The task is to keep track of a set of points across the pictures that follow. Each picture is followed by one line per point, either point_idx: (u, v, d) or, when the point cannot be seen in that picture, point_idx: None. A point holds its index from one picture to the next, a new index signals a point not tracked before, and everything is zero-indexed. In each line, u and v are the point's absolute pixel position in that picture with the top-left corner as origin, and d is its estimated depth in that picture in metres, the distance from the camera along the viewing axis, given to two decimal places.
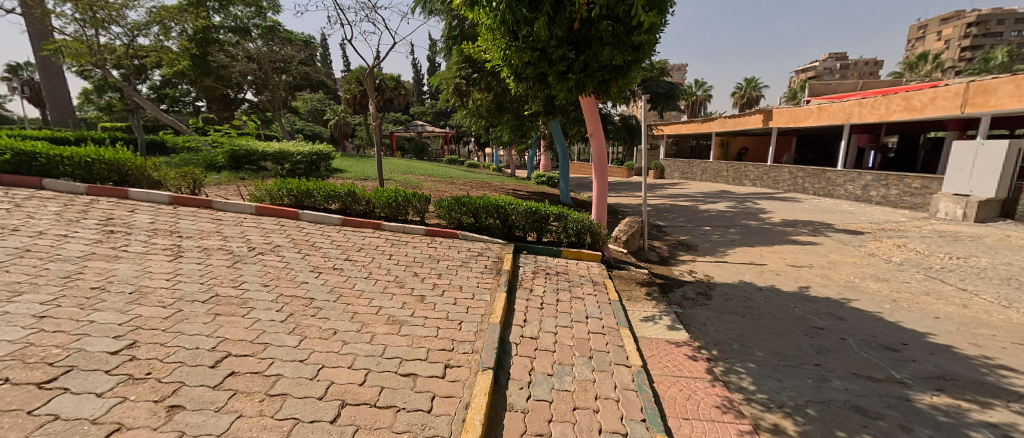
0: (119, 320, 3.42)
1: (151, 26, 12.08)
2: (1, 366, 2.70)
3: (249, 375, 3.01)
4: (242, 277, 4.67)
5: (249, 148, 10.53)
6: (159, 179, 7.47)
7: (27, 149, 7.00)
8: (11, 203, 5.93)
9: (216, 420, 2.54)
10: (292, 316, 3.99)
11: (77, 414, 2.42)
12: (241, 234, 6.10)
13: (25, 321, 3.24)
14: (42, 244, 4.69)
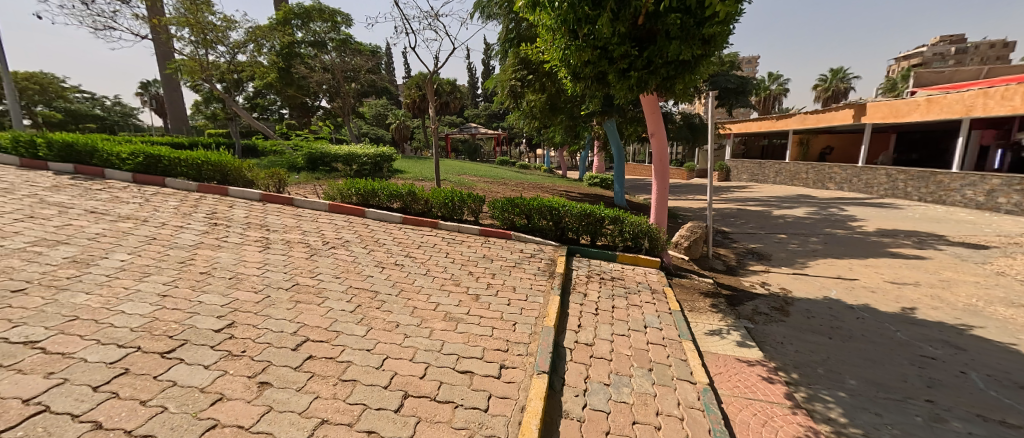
0: (220, 302, 3.89)
1: (248, 44, 13.57)
2: (135, 336, 3.19)
3: (324, 360, 3.27)
4: (318, 269, 5.10)
5: (325, 151, 11.45)
6: (252, 178, 8.38)
7: (154, 153, 8.20)
8: (141, 198, 7.00)
9: (297, 399, 2.79)
10: (360, 307, 4.29)
11: (189, 383, 2.78)
12: (316, 229, 6.66)
13: (152, 298, 3.81)
14: (164, 233, 5.48)
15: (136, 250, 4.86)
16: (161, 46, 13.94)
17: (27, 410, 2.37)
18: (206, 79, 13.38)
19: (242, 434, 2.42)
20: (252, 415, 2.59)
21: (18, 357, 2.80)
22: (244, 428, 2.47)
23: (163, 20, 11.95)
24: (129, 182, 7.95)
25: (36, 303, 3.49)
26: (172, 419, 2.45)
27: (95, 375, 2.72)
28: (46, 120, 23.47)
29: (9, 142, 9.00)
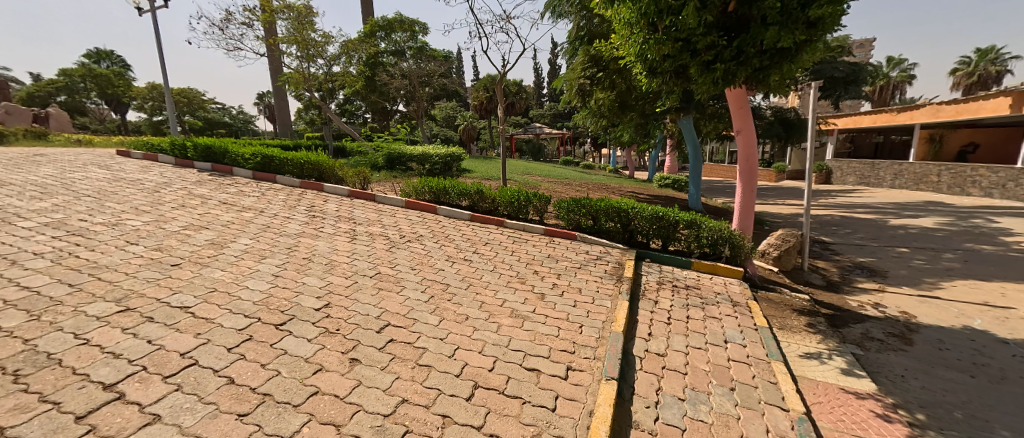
0: (319, 284, 4.34)
1: (341, 56, 14.92)
2: (256, 309, 3.68)
3: (404, 344, 3.49)
4: (397, 260, 5.45)
5: (402, 152, 12.15)
6: (342, 176, 9.16)
7: (268, 154, 9.38)
8: (258, 192, 8.06)
9: (382, 377, 3.00)
10: (432, 298, 4.51)
11: (296, 353, 3.13)
12: (395, 223, 7.12)
13: (267, 276, 4.38)
14: (276, 223, 6.24)
15: (256, 236, 5.58)
16: (272, 61, 15.90)
17: (183, 361, 2.84)
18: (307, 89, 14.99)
19: (339, 403, 2.67)
20: (346, 387, 2.84)
21: (174, 318, 3.37)
22: (340, 398, 2.72)
23: (275, 40, 13.63)
24: (249, 179, 9.19)
25: (188, 276, 4.18)
26: (285, 382, 2.78)
27: (227, 338, 3.18)
28: (189, 128, 27.97)
29: (167, 146, 10.96)
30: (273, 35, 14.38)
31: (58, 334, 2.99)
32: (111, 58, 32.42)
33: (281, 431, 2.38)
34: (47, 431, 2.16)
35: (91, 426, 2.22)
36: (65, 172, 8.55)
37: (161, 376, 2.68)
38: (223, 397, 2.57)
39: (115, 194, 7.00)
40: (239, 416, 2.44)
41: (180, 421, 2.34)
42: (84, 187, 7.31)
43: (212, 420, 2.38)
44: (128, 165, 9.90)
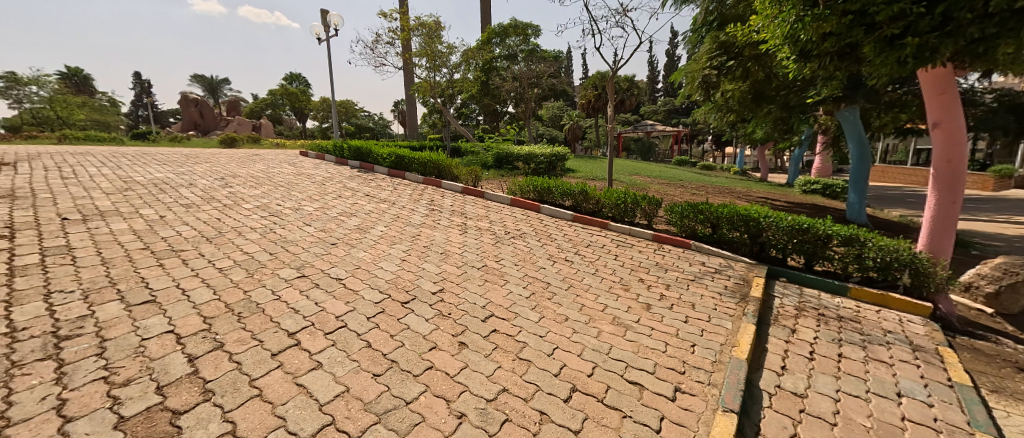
0: (435, 270, 4.59)
1: (461, 64, 15.85)
2: (389, 285, 4.10)
3: (505, 336, 3.46)
4: (504, 253, 5.50)
5: (510, 151, 12.28)
6: (456, 175, 9.56)
7: (399, 154, 10.42)
8: (391, 186, 8.97)
9: (485, 363, 3.05)
10: (532, 294, 4.35)
11: (417, 329, 3.39)
12: (502, 219, 7.19)
13: (397, 257, 4.83)
14: (404, 213, 6.80)
15: (388, 225, 6.06)
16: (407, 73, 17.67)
17: (338, 322, 3.35)
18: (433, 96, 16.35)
19: (449, 381, 2.81)
20: (454, 367, 2.97)
21: (333, 286, 3.95)
22: (450, 376, 2.87)
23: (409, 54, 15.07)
24: (384, 175, 10.31)
25: (339, 255, 4.69)
26: (407, 353, 3.06)
27: (367, 308, 3.64)
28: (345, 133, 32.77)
29: (332, 148, 13.12)
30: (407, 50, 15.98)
31: (261, 289, 3.77)
32: (299, 79, 39.45)
33: (403, 395, 2.62)
34: (253, 363, 2.75)
35: (280, 363, 2.79)
36: (267, 167, 10.73)
37: (324, 332, 3.20)
38: (364, 358, 2.94)
39: (298, 186, 8.31)
40: (374, 376, 2.77)
41: (334, 371, 2.78)
42: (278, 178, 9.00)
43: (355, 375, 2.76)
44: (306, 163, 12.06)
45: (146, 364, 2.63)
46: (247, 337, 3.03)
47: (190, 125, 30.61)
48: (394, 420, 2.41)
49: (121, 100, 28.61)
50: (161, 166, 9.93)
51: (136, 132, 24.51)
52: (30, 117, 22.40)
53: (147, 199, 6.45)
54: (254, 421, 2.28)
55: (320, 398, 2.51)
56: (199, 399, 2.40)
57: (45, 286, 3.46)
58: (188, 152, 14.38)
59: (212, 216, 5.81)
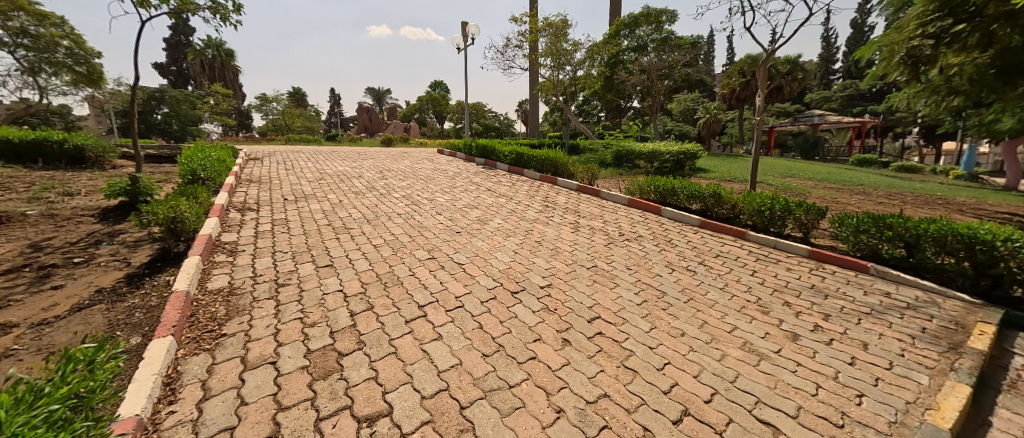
0: (544, 266, 4.28)
1: (585, 60, 14.98)
2: (501, 274, 3.95)
3: (611, 340, 2.96)
4: (618, 255, 4.90)
5: (631, 149, 11.22)
6: (574, 172, 9.08)
7: (520, 152, 10.51)
8: (509, 182, 9.00)
9: (587, 364, 2.66)
10: (644, 301, 3.70)
11: (523, 319, 3.15)
12: (616, 220, 6.56)
13: (511, 249, 4.67)
14: (520, 208, 6.69)
15: (505, 219, 5.90)
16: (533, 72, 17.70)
17: (457, 302, 3.29)
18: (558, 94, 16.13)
19: (550, 375, 2.52)
20: (556, 362, 2.65)
21: (456, 269, 3.95)
22: (551, 369, 2.58)
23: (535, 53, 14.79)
24: (504, 172, 10.48)
25: (461, 244, 4.68)
26: (513, 340, 2.85)
27: (482, 291, 3.54)
28: (475, 133, 34.44)
29: (463, 147, 14.05)
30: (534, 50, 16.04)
31: (400, 266, 3.91)
32: (441, 85, 42.86)
33: (507, 379, 2.46)
34: (392, 326, 2.89)
35: (411, 329, 2.86)
36: (411, 163, 11.87)
37: (445, 308, 3.19)
38: (476, 337, 2.84)
39: (435, 179, 8.88)
40: (484, 355, 2.65)
41: (450, 344, 2.74)
42: (420, 172, 9.83)
43: (468, 351, 2.68)
44: (441, 159, 13.05)
45: (323, 314, 2.99)
46: (391, 303, 3.20)
47: (363, 128, 35.61)
48: (497, 400, 2.28)
49: (313, 108, 35.22)
50: (334, 161, 11.82)
51: (331, 134, 30.14)
52: (266, 122, 27.26)
53: (331, 186, 7.69)
54: (389, 373, 2.41)
55: (438, 365, 2.52)
56: (354, 347, 2.63)
57: (272, 247, 4.23)
58: (359, 150, 16.93)
59: (369, 201, 6.55)
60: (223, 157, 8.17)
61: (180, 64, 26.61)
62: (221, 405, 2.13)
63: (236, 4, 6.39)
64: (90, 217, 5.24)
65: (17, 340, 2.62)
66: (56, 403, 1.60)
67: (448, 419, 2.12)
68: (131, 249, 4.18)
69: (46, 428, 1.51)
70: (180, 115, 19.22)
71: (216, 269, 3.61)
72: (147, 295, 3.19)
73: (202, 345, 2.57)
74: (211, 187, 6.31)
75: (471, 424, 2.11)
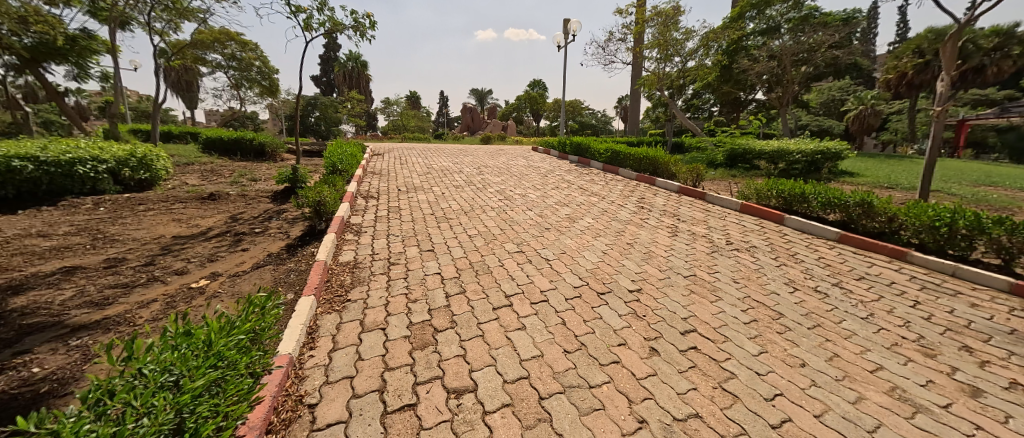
0: (635, 269, 3.47)
1: (699, 49, 12.84)
2: (588, 271, 3.44)
3: (706, 355, 2.27)
4: (731, 250, 3.95)
5: (747, 147, 9.06)
6: (675, 172, 7.61)
7: (617, 150, 9.68)
8: (604, 180, 8.34)
9: (677, 379, 2.08)
10: (755, 306, 2.82)
11: (608, 322, 2.61)
12: (723, 226, 4.83)
13: (600, 246, 4.08)
14: (616, 204, 6.06)
15: (597, 216, 5.30)
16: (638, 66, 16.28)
17: (542, 296, 2.96)
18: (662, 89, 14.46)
19: (634, 383, 2.05)
20: (642, 370, 2.14)
21: (544, 263, 3.61)
22: (635, 376, 2.09)
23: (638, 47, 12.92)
24: (598, 170, 9.76)
25: (550, 239, 4.31)
26: (596, 341, 2.39)
27: (570, 287, 3.13)
28: (570, 130, 33.41)
29: (558, 144, 13.75)
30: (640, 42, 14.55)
31: (492, 256, 3.78)
32: (541, 84, 42.64)
33: (588, 378, 2.08)
34: (481, 311, 2.72)
35: (496, 317, 2.65)
36: (507, 160, 11.92)
37: (530, 300, 2.89)
38: (558, 332, 2.48)
39: (528, 176, 8.80)
40: (565, 351, 2.29)
41: (532, 335, 2.45)
42: (514, 169, 9.76)
43: (549, 344, 2.36)
44: (535, 157, 12.90)
45: (423, 292, 3.00)
46: (481, 289, 3.06)
47: (466, 128, 37.85)
48: (577, 397, 1.95)
49: (424, 109, 37.92)
50: (440, 157, 12.47)
51: (438, 133, 32.14)
52: (388, 122, 30.03)
53: (435, 180, 8.07)
54: (477, 353, 2.25)
55: (521, 353, 2.26)
56: (446, 325, 2.53)
57: (387, 230, 4.50)
58: (461, 147, 17.66)
59: (468, 195, 6.66)
60: (356, 153, 9.09)
61: (327, 75, 30.90)
62: (346, 355, 2.22)
63: (374, 21, 6.95)
64: (266, 197, 6.14)
65: (219, 285, 3.07)
66: (242, 333, 1.81)
67: (527, 406, 1.89)
68: (289, 223, 4.75)
69: (236, 351, 1.69)
70: (324, 118, 22.31)
71: (346, 246, 3.93)
72: (300, 260, 3.54)
73: (335, 306, 2.76)
74: (347, 178, 7.00)
75: (550, 416, 1.83)
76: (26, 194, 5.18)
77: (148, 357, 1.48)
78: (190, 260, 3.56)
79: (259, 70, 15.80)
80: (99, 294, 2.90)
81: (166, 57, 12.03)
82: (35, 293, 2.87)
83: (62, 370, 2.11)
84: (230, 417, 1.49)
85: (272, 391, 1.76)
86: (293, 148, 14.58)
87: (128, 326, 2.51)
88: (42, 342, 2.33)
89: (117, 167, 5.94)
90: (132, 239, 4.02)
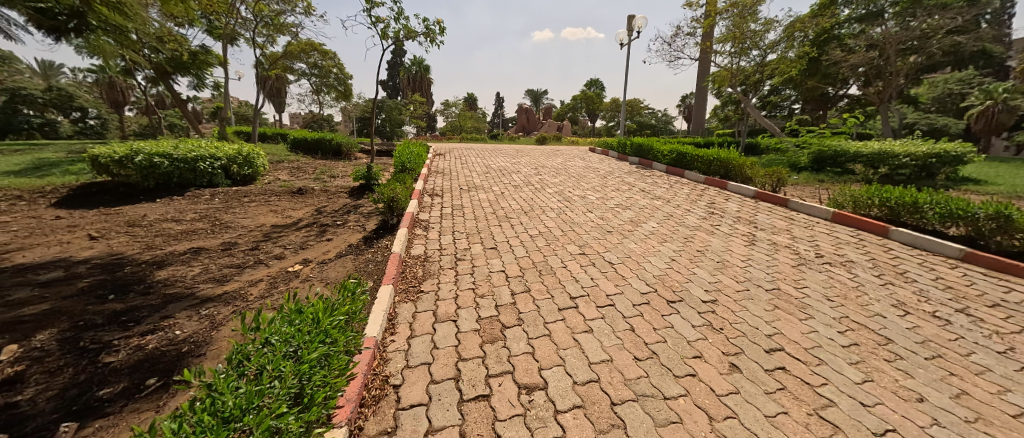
0: (708, 278, 3.28)
1: (783, 41, 11.73)
2: (656, 277, 3.30)
3: (798, 378, 2.08)
4: (821, 264, 3.57)
5: (839, 149, 8.11)
6: (750, 176, 7.04)
7: (682, 151, 9.16)
8: (668, 183, 7.95)
9: (764, 400, 1.93)
10: (854, 328, 2.54)
11: (681, 331, 2.50)
12: (812, 237, 4.38)
13: (669, 252, 3.90)
14: (683, 209, 5.75)
15: (662, 221, 5.05)
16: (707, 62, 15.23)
17: (608, 300, 2.89)
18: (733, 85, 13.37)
19: (713, 399, 1.95)
20: (723, 387, 2.02)
21: (608, 268, 3.51)
22: (714, 392, 1.98)
23: (710, 40, 11.85)
24: (662, 173, 9.31)
25: (612, 243, 4.19)
26: (669, 351, 2.30)
27: (637, 292, 3.02)
28: (627, 130, 32.30)
29: (616, 145, 13.37)
30: (710, 36, 13.58)
31: (554, 257, 3.77)
32: (598, 83, 41.55)
33: (662, 389, 2.00)
34: (546, 311, 2.72)
35: (562, 317, 2.64)
36: (563, 160, 11.81)
37: (596, 304, 2.84)
38: (627, 338, 2.41)
39: (586, 177, 8.63)
40: (636, 359, 2.22)
41: (600, 339, 2.41)
42: (571, 170, 9.65)
43: (619, 349, 2.31)
44: (592, 158, 12.68)
45: (490, 288, 3.08)
46: (545, 289, 3.07)
47: (521, 128, 37.99)
48: (651, 407, 1.89)
49: (481, 110, 38.75)
50: (496, 157, 12.66)
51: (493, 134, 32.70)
52: (446, 124, 31.14)
53: (494, 179, 8.23)
54: (545, 352, 2.26)
55: (590, 356, 2.24)
56: (513, 322, 2.57)
57: (452, 227, 4.66)
58: (517, 147, 17.80)
59: (527, 195, 6.70)
60: (421, 152, 9.52)
61: (392, 79, 32.70)
62: (422, 343, 2.35)
63: (442, 26, 7.23)
64: (344, 192, 6.66)
65: (311, 271, 3.39)
66: (342, 314, 2.07)
67: (599, 409, 1.87)
68: (365, 217, 5.10)
69: (337, 330, 1.93)
70: (389, 120, 23.60)
71: (416, 240, 4.15)
72: (377, 252, 3.79)
73: (409, 296, 2.92)
74: (415, 176, 7.35)
75: (623, 422, 1.80)
76: (162, 186, 6.10)
77: (273, 329, 1.76)
78: (287, 246, 3.97)
79: (337, 76, 17.08)
80: (219, 271, 3.35)
81: (263, 68, 13.42)
82: (172, 268, 3.39)
83: (196, 334, 2.47)
84: (335, 388, 1.70)
85: (363, 368, 1.93)
86: (367, 148, 15.70)
87: (244, 300, 2.88)
88: (181, 308, 2.76)
89: (228, 164, 6.78)
90: (241, 227, 4.58)
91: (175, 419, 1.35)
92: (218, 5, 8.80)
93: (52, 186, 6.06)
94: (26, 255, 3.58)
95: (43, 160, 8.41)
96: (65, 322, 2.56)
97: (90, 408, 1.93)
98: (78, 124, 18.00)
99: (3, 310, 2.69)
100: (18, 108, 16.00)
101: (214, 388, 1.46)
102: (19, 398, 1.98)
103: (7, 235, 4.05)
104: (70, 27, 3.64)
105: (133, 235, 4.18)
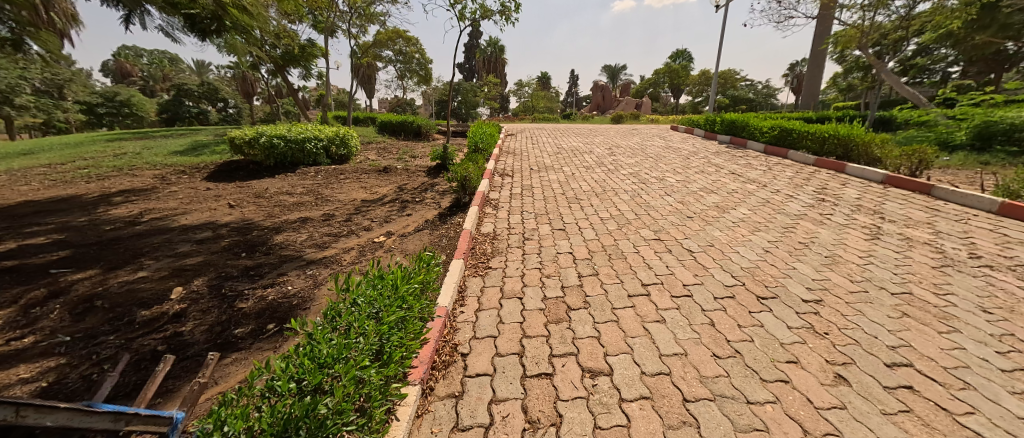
0: (812, 274, 2.84)
1: None
2: (745, 270, 2.93)
3: (931, 402, 1.71)
4: (976, 267, 2.86)
5: (1018, 121, 6.38)
6: (879, 157, 5.89)
7: (786, 126, 7.99)
8: (766, 165, 7.02)
9: (879, 422, 1.63)
10: (1021, 350, 2.01)
11: (774, 332, 2.20)
12: (964, 233, 3.53)
13: (762, 242, 3.45)
14: (782, 194, 5.04)
15: (755, 207, 4.48)
16: (827, 21, 12.89)
17: (684, 291, 2.65)
18: (863, 46, 11.16)
19: (810, 411, 1.69)
20: (824, 400, 1.74)
21: (686, 255, 3.22)
22: (812, 404, 1.72)
23: None
24: (759, 153, 8.26)
25: (693, 229, 3.83)
26: (756, 352, 2.04)
27: (720, 285, 2.73)
28: (717, 106, 29.21)
29: (704, 122, 12.14)
30: None
31: (625, 241, 3.57)
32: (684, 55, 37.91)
33: (745, 392, 1.79)
34: (614, 296, 2.60)
35: (632, 305, 2.49)
36: (641, 140, 11.06)
37: (671, 293, 2.63)
38: (705, 333, 2.20)
39: (667, 158, 7.97)
40: (715, 356, 2.02)
41: (673, 331, 2.22)
42: (649, 150, 9.03)
43: (695, 344, 2.11)
44: (674, 137, 11.72)
45: (556, 269, 3.02)
46: (615, 274, 2.92)
47: (596, 106, 36.47)
48: (731, 409, 1.71)
49: (555, 88, 37.94)
50: (569, 137, 12.34)
51: (566, 113, 31.98)
52: (519, 104, 31.14)
53: (566, 160, 8.02)
54: (611, 338, 2.17)
55: (661, 347, 2.09)
56: (580, 305, 2.50)
57: (521, 207, 4.66)
58: (591, 127, 17.14)
59: (601, 176, 6.43)
60: (493, 132, 9.60)
61: (469, 61, 33.50)
62: (489, 316, 2.40)
63: (519, 4, 7.09)
64: (423, 171, 7.03)
65: (393, 242, 3.65)
66: (417, 283, 2.19)
67: (669, 404, 1.73)
68: (440, 195, 5.32)
69: (412, 297, 2.04)
70: (465, 102, 24.85)
71: (486, 218, 4.24)
72: (450, 228, 3.95)
73: (478, 271, 3.00)
74: (487, 156, 7.44)
75: (697, 421, 1.65)
76: (279, 164, 7.03)
77: (358, 292, 1.92)
78: (373, 220, 4.32)
79: (418, 61, 17.82)
80: (320, 239, 3.78)
81: (357, 57, 14.49)
82: (286, 233, 3.91)
83: (303, 290, 2.83)
84: (410, 350, 1.81)
85: (435, 335, 2.04)
86: (444, 129, 16.38)
87: (339, 264, 3.22)
88: (292, 267, 3.18)
89: (328, 145, 7.56)
90: (337, 201, 5.08)
91: (284, 358, 1.54)
92: (322, 2, 9.66)
93: (204, 163, 7.35)
94: (187, 217, 4.40)
95: (198, 142, 10.22)
96: (212, 272, 3.10)
97: (229, 342, 2.31)
98: (222, 113, 21.50)
99: (172, 259, 3.33)
100: (182, 100, 19.61)
101: (313, 338, 1.63)
102: (183, 328, 2.44)
103: (175, 201, 5.01)
104: (213, 29, 4.20)
105: (258, 205, 4.88)
